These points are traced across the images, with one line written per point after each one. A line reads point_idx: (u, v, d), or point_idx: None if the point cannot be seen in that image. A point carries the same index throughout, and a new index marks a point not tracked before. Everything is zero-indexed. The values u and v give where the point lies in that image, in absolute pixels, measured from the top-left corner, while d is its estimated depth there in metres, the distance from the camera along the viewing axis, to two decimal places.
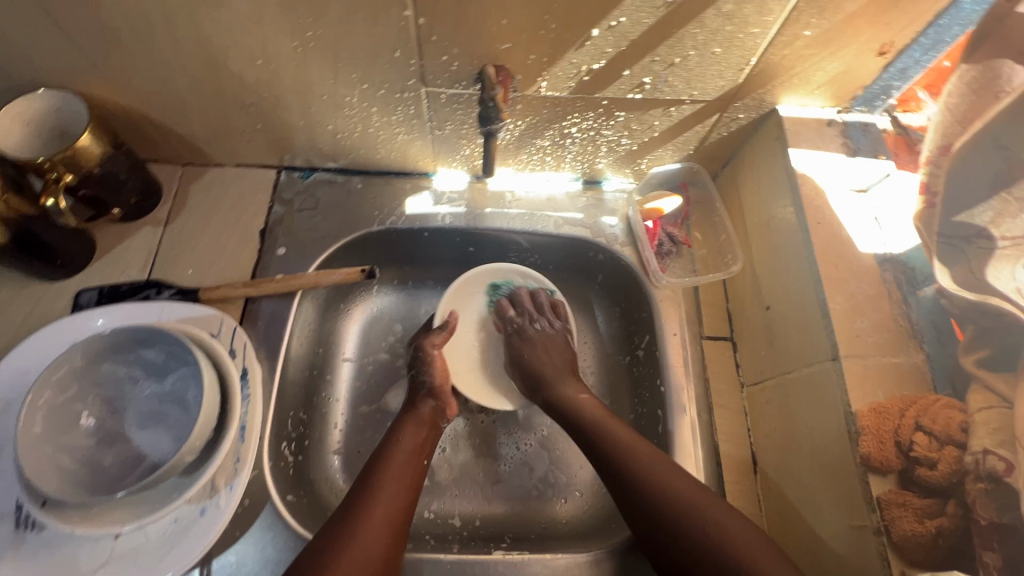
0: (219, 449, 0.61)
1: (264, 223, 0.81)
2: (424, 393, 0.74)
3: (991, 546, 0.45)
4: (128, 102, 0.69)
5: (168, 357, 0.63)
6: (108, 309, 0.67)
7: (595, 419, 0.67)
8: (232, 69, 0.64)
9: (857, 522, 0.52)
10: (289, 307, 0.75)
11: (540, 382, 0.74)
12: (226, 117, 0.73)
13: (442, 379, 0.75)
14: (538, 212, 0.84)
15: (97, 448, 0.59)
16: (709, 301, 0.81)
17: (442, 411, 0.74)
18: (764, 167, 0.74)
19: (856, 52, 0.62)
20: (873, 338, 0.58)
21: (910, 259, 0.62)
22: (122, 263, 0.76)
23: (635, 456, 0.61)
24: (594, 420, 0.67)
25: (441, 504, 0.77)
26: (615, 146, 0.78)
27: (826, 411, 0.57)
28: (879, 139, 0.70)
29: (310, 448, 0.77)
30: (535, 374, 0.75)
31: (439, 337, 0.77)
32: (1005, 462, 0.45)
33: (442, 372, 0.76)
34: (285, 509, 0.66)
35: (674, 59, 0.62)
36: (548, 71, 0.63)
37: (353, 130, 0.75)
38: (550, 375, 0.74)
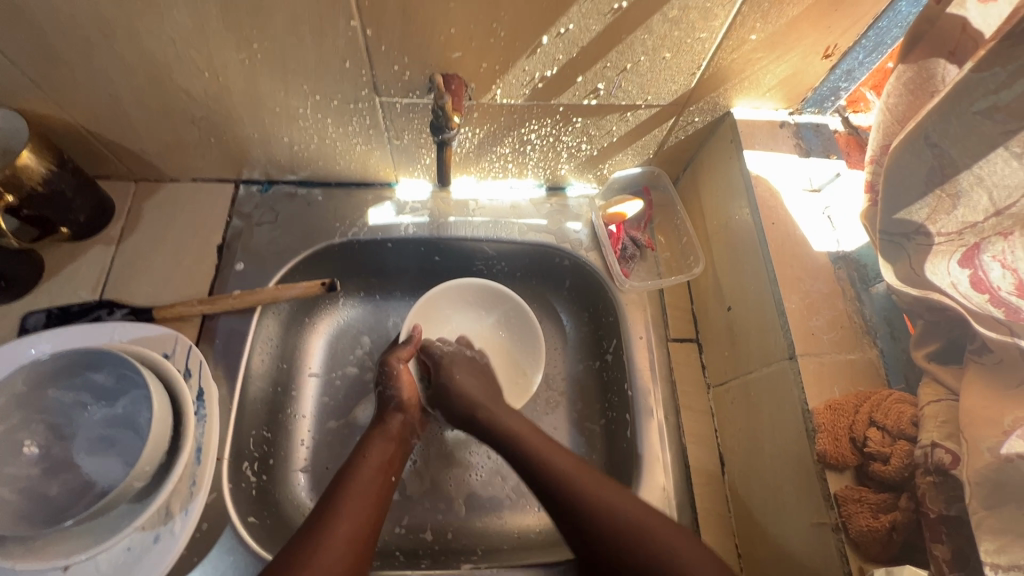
0: (172, 472, 0.59)
1: (222, 238, 0.79)
2: (393, 408, 0.73)
3: (941, 538, 0.45)
4: (72, 118, 0.67)
5: (117, 380, 0.60)
6: (50, 335, 0.64)
7: (532, 449, 0.65)
8: (179, 82, 0.63)
9: (818, 520, 0.52)
10: (249, 323, 0.74)
11: (471, 410, 0.72)
12: (177, 132, 0.71)
13: (409, 394, 0.74)
14: (502, 220, 0.83)
15: (42, 478, 0.57)
16: (674, 304, 0.82)
17: (410, 424, 0.73)
18: (721, 170, 0.75)
19: (802, 55, 0.63)
20: (828, 336, 0.58)
21: (861, 256, 0.63)
22: (72, 283, 0.73)
23: (593, 490, 0.60)
24: (531, 447, 0.65)
25: (413, 518, 0.76)
26: (576, 152, 0.78)
27: (785, 410, 0.58)
28: (831, 139, 0.72)
29: (276, 467, 0.75)
30: (462, 403, 0.73)
31: (405, 351, 0.76)
32: (952, 454, 0.45)
33: (409, 388, 0.75)
34: (245, 532, 0.63)
35: (626, 65, 0.62)
36: (502, 79, 0.63)
37: (310, 142, 0.74)
38: (479, 402, 0.72)
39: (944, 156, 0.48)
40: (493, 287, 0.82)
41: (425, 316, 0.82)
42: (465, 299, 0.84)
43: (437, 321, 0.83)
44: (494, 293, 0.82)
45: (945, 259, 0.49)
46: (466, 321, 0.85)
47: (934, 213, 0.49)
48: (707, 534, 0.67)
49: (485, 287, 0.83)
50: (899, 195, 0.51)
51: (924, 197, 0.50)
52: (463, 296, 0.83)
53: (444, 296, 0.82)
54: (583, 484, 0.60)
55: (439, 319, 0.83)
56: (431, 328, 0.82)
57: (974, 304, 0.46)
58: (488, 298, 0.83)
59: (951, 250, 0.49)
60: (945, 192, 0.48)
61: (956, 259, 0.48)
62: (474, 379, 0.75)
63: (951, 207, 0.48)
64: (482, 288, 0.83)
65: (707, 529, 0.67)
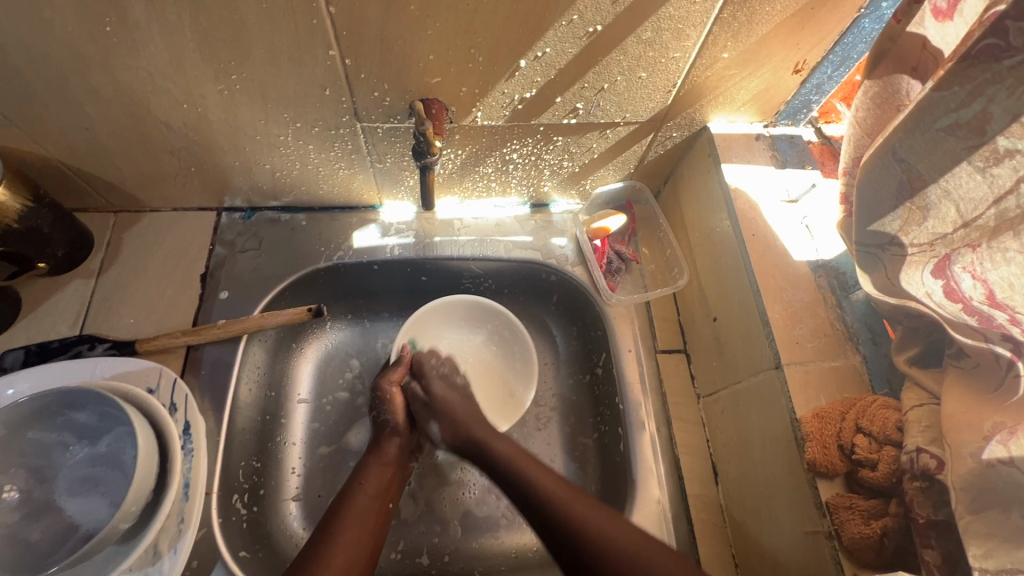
0: (161, 510, 0.57)
1: (205, 267, 0.79)
2: (388, 432, 0.73)
3: (930, 542, 0.46)
4: (47, 153, 0.66)
5: (100, 419, 0.59)
6: (29, 373, 0.62)
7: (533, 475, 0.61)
8: (157, 115, 0.62)
9: (811, 529, 0.53)
10: (235, 352, 0.73)
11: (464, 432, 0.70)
12: (156, 162, 0.71)
13: (406, 416, 0.74)
14: (487, 238, 0.84)
15: (22, 524, 0.56)
16: (661, 316, 0.83)
17: (408, 447, 0.73)
18: (700, 182, 0.76)
19: (773, 71, 0.65)
20: (812, 344, 0.59)
21: (840, 264, 0.65)
22: (51, 319, 0.72)
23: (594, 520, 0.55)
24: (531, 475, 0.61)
25: (408, 543, 0.75)
26: (558, 170, 0.79)
27: (774, 419, 0.58)
28: (805, 150, 0.74)
29: (266, 497, 0.74)
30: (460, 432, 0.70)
31: (396, 372, 0.76)
32: (937, 459, 0.46)
33: (406, 410, 0.75)
34: (237, 567, 0.63)
35: (603, 84, 0.63)
36: (482, 102, 0.64)
37: (292, 168, 0.74)
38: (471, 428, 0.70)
39: (913, 171, 0.49)
40: (483, 304, 0.82)
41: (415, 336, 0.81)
42: (454, 317, 0.84)
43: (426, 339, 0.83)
44: (482, 310, 0.83)
45: (918, 270, 0.50)
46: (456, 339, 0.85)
47: (906, 225, 0.51)
48: (704, 544, 0.67)
49: (476, 304, 0.83)
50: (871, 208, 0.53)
51: (895, 210, 0.51)
52: (453, 314, 0.84)
53: (433, 315, 0.83)
54: (574, 506, 0.57)
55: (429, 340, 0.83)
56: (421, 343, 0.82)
57: (948, 312, 0.47)
58: (479, 316, 0.84)
59: (924, 261, 0.50)
60: (915, 205, 0.50)
61: (928, 271, 0.49)
62: (461, 402, 0.74)
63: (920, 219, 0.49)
64: (472, 306, 0.83)
65: (703, 540, 0.67)
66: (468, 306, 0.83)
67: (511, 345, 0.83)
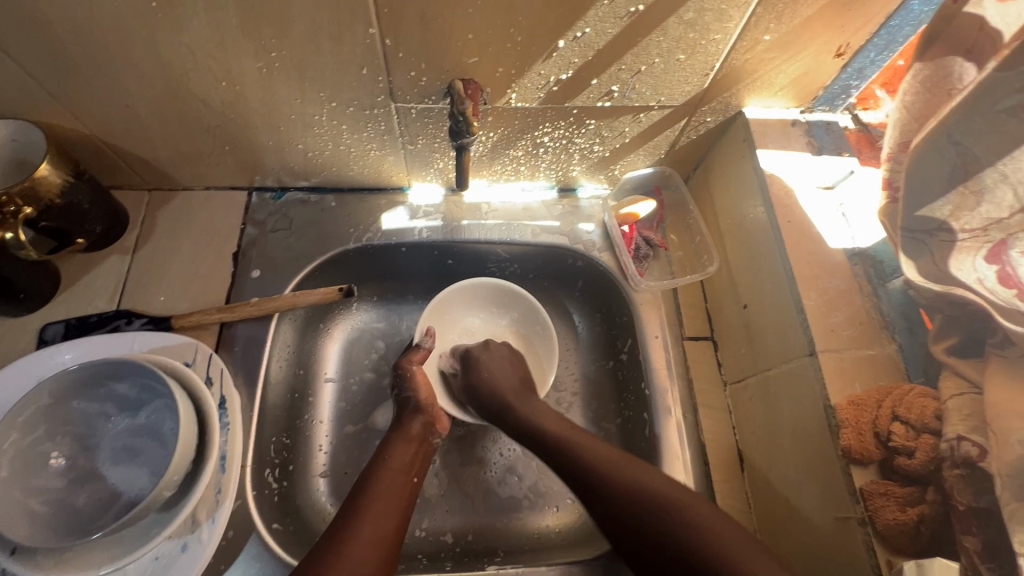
0: (199, 481, 0.59)
1: (237, 246, 0.80)
2: (411, 410, 0.73)
3: (971, 530, 0.46)
4: (87, 129, 0.67)
5: (140, 391, 0.60)
6: (75, 344, 0.65)
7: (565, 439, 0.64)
8: (196, 92, 0.63)
9: (842, 515, 0.53)
10: (266, 330, 0.74)
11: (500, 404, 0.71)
12: (192, 141, 0.71)
13: (426, 394, 0.74)
14: (514, 222, 0.84)
15: (69, 488, 0.57)
16: (688, 303, 0.83)
17: (431, 427, 0.73)
18: (733, 169, 0.75)
19: (814, 55, 0.64)
20: (847, 332, 0.59)
21: (877, 252, 0.64)
22: (89, 294, 0.73)
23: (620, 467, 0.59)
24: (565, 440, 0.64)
25: (432, 521, 0.76)
26: (588, 154, 0.78)
27: (806, 406, 0.58)
28: (842, 136, 0.73)
29: (295, 472, 0.75)
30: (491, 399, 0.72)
31: (418, 354, 0.77)
32: (979, 447, 0.47)
33: (427, 389, 0.75)
34: (270, 538, 0.64)
35: (641, 67, 0.63)
36: (517, 83, 0.63)
37: (324, 149, 0.74)
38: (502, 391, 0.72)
39: (968, 155, 0.50)
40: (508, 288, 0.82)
41: (437, 319, 0.82)
42: (478, 301, 0.84)
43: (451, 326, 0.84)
44: (506, 293, 0.82)
45: (969, 256, 0.51)
46: (480, 323, 0.85)
47: (956, 210, 0.52)
48: None
49: (501, 290, 0.83)
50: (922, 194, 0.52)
51: (946, 194, 0.52)
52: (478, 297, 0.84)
53: (456, 298, 0.83)
54: (610, 466, 0.60)
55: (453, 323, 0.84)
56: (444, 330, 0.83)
57: (1000, 298, 0.48)
58: (500, 299, 0.84)
59: (976, 246, 0.50)
60: (968, 188, 0.51)
61: (981, 256, 0.50)
62: (501, 370, 0.75)
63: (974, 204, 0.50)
64: (492, 290, 0.83)
65: None
66: (491, 290, 0.83)
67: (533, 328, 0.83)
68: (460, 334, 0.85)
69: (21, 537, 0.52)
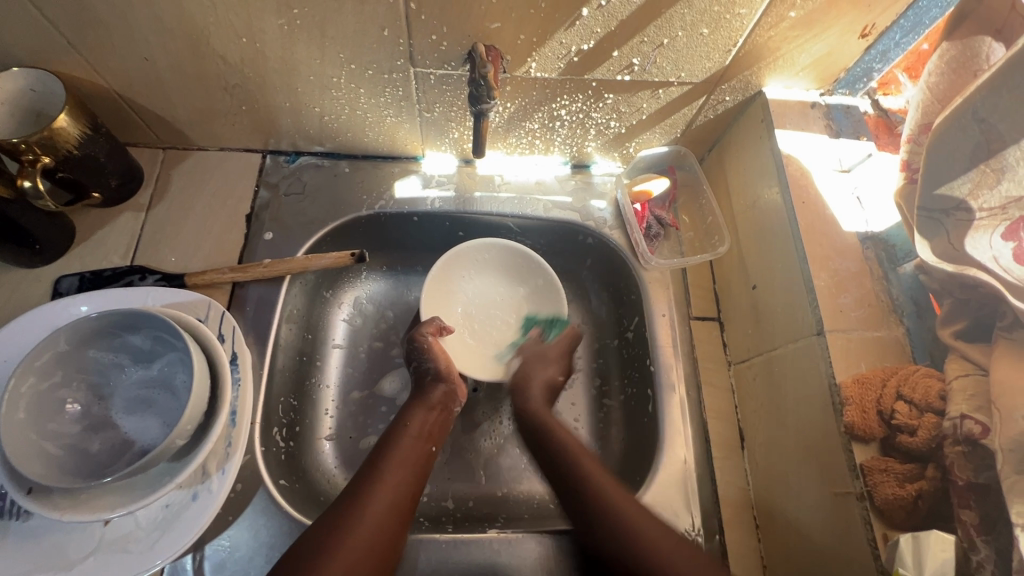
0: (211, 432, 0.59)
1: (250, 208, 0.80)
2: (433, 378, 0.73)
3: (968, 504, 0.47)
4: (105, 82, 0.67)
5: (154, 343, 0.61)
6: (90, 296, 0.65)
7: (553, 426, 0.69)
8: (215, 47, 0.63)
9: (841, 490, 0.54)
10: (278, 291, 0.75)
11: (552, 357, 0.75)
12: (209, 99, 0.71)
13: (447, 364, 0.74)
14: (527, 196, 0.84)
15: (82, 435, 0.58)
16: (697, 283, 0.83)
17: (453, 395, 0.74)
18: (749, 149, 0.75)
19: (840, 34, 0.63)
20: (856, 313, 0.60)
21: (890, 237, 0.64)
22: (103, 248, 0.74)
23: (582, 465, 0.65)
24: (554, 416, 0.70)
25: (434, 487, 0.77)
26: (604, 130, 0.78)
27: (811, 385, 0.59)
28: (860, 121, 0.72)
29: (302, 434, 0.76)
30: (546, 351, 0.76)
31: (431, 328, 0.75)
32: (982, 425, 0.48)
33: (445, 359, 0.74)
34: (278, 493, 0.66)
35: (663, 40, 0.62)
36: (538, 52, 0.63)
37: (341, 113, 0.74)
38: (529, 382, 0.76)
39: (992, 131, 0.52)
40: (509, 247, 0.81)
41: (452, 268, 0.81)
42: (501, 261, 0.83)
43: (463, 274, 0.83)
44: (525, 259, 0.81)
45: (986, 232, 0.53)
46: (491, 282, 0.84)
47: (976, 187, 0.53)
48: (727, 505, 0.68)
49: (520, 256, 0.82)
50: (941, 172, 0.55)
51: (966, 172, 0.54)
52: (478, 258, 0.82)
53: (458, 262, 0.81)
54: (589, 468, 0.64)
55: (463, 275, 0.83)
56: (456, 275, 0.82)
57: (1015, 275, 0.49)
58: (514, 258, 0.82)
59: (994, 223, 0.52)
60: (989, 166, 0.52)
61: (998, 232, 0.52)
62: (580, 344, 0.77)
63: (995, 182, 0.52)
64: (518, 256, 0.82)
65: (725, 502, 0.69)
66: (495, 248, 0.82)
67: (534, 286, 0.83)
68: (469, 287, 0.83)
69: (35, 475, 0.52)
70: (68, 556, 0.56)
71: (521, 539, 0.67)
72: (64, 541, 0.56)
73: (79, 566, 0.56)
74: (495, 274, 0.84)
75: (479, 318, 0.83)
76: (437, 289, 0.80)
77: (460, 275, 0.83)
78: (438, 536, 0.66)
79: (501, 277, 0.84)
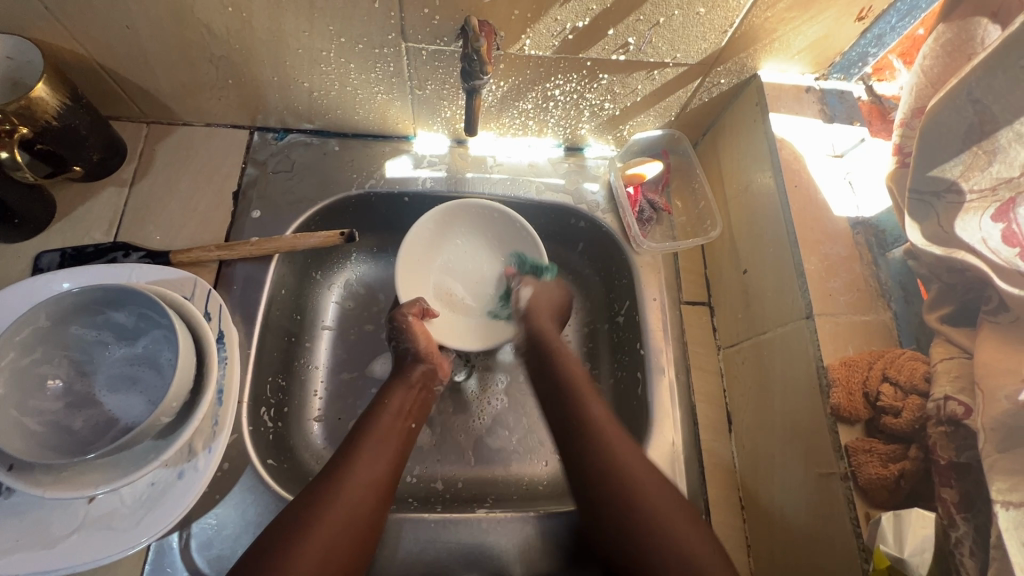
0: (198, 410, 0.58)
1: (237, 185, 0.78)
2: (412, 358, 0.73)
3: (949, 483, 0.48)
4: (84, 52, 0.65)
5: (139, 320, 0.60)
6: (73, 272, 0.64)
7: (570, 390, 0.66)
8: (199, 16, 0.61)
9: (825, 471, 0.55)
10: (266, 271, 0.74)
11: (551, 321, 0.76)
12: (194, 71, 0.69)
13: (427, 343, 0.73)
14: (520, 178, 0.83)
15: (65, 412, 0.57)
16: (688, 268, 0.83)
17: (432, 374, 0.74)
18: (743, 133, 0.75)
19: (836, 17, 0.63)
20: (845, 297, 0.60)
21: (881, 222, 0.65)
22: (85, 224, 0.72)
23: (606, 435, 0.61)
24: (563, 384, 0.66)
25: (423, 469, 0.77)
26: (598, 111, 0.77)
27: (799, 369, 0.60)
28: (854, 106, 0.73)
29: (290, 415, 0.76)
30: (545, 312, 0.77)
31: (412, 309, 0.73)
32: (964, 406, 0.48)
33: (426, 337, 0.73)
34: (266, 473, 0.66)
35: (659, 19, 0.61)
36: (532, 28, 0.62)
37: (330, 89, 0.73)
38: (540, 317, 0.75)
39: (986, 113, 0.52)
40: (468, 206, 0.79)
41: (436, 232, 0.80)
42: (483, 229, 0.82)
43: (446, 239, 0.82)
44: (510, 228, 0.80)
45: (976, 215, 0.53)
46: (473, 249, 0.83)
47: (968, 170, 0.54)
48: (713, 486, 0.69)
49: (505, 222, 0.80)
50: (932, 157, 0.56)
51: (960, 154, 0.54)
52: (440, 231, 0.80)
53: (440, 226, 0.80)
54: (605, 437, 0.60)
55: (445, 240, 0.82)
56: (438, 241, 0.81)
57: (1003, 258, 0.49)
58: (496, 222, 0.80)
59: (984, 206, 0.52)
60: (982, 149, 0.53)
61: (988, 215, 0.52)
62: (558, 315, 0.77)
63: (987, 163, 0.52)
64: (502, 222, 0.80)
65: (711, 484, 0.69)
66: (471, 211, 0.80)
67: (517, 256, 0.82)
68: (451, 251, 0.82)
69: (16, 451, 0.51)
70: (51, 534, 0.55)
71: (509, 518, 0.67)
72: (47, 519, 0.56)
73: (62, 543, 0.55)
74: (476, 237, 0.83)
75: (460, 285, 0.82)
76: (417, 255, 0.79)
77: (441, 240, 0.81)
78: (426, 515, 0.66)
79: (480, 245, 0.83)
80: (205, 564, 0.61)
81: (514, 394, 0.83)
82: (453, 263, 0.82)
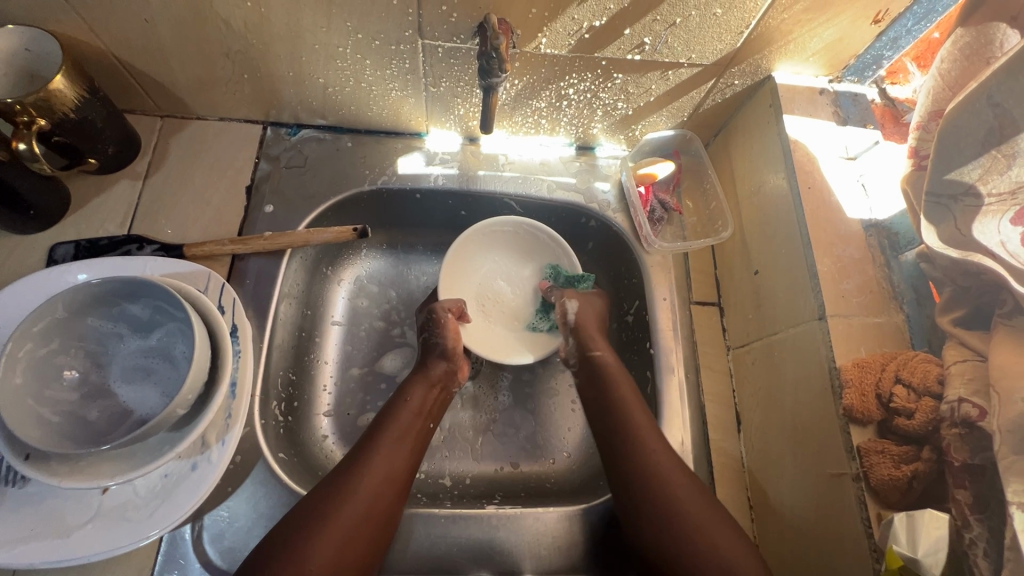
0: (211, 404, 0.58)
1: (250, 179, 0.79)
2: (438, 354, 0.73)
3: (963, 484, 0.49)
4: (103, 45, 0.65)
5: (154, 313, 0.60)
6: (88, 264, 0.64)
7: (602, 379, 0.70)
8: (218, 11, 0.61)
9: (837, 471, 0.55)
10: (278, 265, 0.74)
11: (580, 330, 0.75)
12: (211, 66, 0.69)
13: (455, 342, 0.73)
14: (531, 176, 0.83)
15: (81, 403, 0.58)
16: (698, 268, 0.83)
17: (453, 374, 0.73)
18: (756, 134, 0.75)
19: (851, 20, 0.63)
20: (857, 299, 0.60)
21: (893, 225, 0.65)
22: (99, 217, 0.73)
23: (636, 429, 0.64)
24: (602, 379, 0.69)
25: (432, 464, 0.77)
26: (611, 111, 0.77)
27: (811, 369, 0.60)
28: (867, 109, 0.73)
29: (300, 409, 0.76)
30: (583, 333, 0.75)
31: (451, 303, 0.75)
32: (979, 408, 0.49)
33: (455, 336, 0.73)
34: (277, 465, 0.66)
35: (676, 19, 0.61)
36: (549, 27, 0.62)
37: (345, 85, 0.73)
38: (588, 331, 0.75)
39: (1007, 117, 0.53)
40: (492, 220, 0.80)
41: (468, 247, 0.81)
42: (510, 243, 0.83)
43: (477, 257, 0.83)
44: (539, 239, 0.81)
45: (994, 218, 0.53)
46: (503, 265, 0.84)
47: (986, 173, 0.54)
48: (722, 485, 0.69)
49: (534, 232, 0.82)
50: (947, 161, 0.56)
51: (978, 157, 0.54)
52: (473, 247, 0.82)
53: (472, 243, 0.81)
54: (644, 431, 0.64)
55: (478, 258, 0.82)
56: (472, 256, 0.82)
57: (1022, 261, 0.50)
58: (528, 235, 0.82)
59: (1002, 210, 0.52)
60: (1001, 152, 0.53)
61: (1006, 218, 0.52)
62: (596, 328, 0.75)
63: (1005, 166, 0.52)
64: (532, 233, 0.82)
65: (720, 482, 0.70)
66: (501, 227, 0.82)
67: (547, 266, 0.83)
68: (483, 268, 0.83)
69: (33, 440, 0.51)
70: (65, 524, 0.56)
71: (519, 515, 0.67)
72: (60, 508, 0.56)
73: (77, 533, 0.56)
74: (506, 253, 0.84)
75: (494, 304, 0.82)
76: (453, 268, 0.80)
77: (474, 256, 0.82)
78: (436, 511, 0.67)
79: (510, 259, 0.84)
80: (217, 556, 0.62)
81: (523, 391, 0.83)
82: (484, 280, 0.83)
